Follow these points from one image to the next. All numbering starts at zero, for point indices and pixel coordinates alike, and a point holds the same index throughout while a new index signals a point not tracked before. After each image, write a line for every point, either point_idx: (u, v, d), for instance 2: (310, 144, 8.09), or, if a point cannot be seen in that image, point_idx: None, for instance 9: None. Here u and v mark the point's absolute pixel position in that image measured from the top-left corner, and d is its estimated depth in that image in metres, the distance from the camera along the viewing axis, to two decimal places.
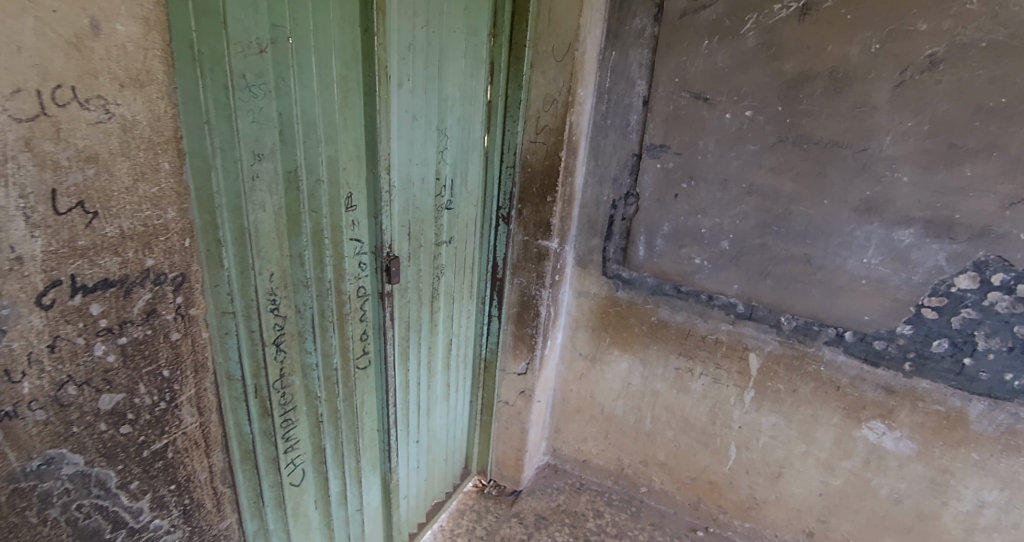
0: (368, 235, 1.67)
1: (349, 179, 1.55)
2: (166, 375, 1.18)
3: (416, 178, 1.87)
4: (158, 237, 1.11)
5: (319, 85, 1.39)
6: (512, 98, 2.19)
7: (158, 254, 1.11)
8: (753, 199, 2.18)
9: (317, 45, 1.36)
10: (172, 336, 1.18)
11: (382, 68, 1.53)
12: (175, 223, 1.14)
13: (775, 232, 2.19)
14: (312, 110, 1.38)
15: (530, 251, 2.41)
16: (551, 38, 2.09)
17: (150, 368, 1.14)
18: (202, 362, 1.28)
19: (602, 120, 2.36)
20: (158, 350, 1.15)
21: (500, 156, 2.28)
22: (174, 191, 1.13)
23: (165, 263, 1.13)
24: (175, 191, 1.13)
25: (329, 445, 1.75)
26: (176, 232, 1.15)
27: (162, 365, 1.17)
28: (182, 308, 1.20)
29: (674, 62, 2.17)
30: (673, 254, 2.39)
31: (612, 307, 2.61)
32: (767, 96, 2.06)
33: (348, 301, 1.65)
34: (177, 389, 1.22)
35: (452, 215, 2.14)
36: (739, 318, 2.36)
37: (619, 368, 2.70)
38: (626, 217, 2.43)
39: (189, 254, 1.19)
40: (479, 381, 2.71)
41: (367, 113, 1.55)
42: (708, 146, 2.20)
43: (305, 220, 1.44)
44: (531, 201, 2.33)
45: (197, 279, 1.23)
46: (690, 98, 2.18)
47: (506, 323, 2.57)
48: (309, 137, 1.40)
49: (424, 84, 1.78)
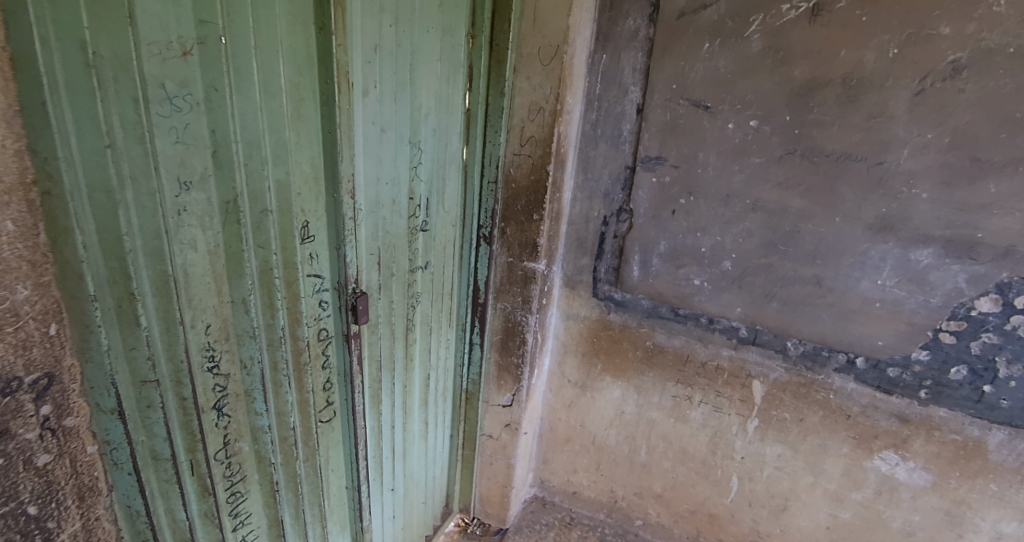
0: (330, 270, 1.42)
1: (306, 206, 1.29)
2: (33, 512, 0.87)
3: (386, 198, 1.62)
4: (6, 329, 0.80)
5: (265, 95, 1.13)
6: (493, 105, 1.96)
7: (6, 353, 0.80)
8: (757, 216, 2.00)
9: (261, 44, 1.10)
10: (40, 460, 0.88)
11: (343, 74, 1.27)
12: (29, 305, 0.85)
13: (781, 252, 2.01)
14: (256, 125, 1.12)
15: (515, 273, 2.18)
16: (537, 39, 1.87)
17: (7, 509, 0.83)
18: (87, 486, 1.00)
19: (592, 130, 2.15)
20: (19, 482, 0.84)
21: (481, 169, 2.05)
22: (26, 260, 0.84)
23: (19, 364, 0.83)
24: (28, 259, 0.85)
25: (288, 515, 1.50)
26: (32, 317, 0.86)
27: (29, 501, 0.86)
28: (52, 420, 0.90)
29: (671, 67, 1.97)
30: (670, 275, 2.20)
31: (604, 331, 2.40)
32: (775, 103, 1.88)
33: (306, 348, 1.40)
34: (52, 526, 0.92)
35: (427, 238, 1.90)
36: (741, 343, 2.18)
37: (611, 396, 2.50)
38: (619, 234, 2.23)
39: (61, 342, 0.92)
40: (460, 414, 2.47)
41: (325, 126, 1.29)
42: (709, 158, 2.01)
43: (249, 259, 1.19)
44: (515, 219, 2.11)
45: (73, 378, 0.95)
46: (689, 106, 1.98)
47: (489, 351, 2.34)
48: (252, 159, 1.13)
49: (393, 91, 1.53)
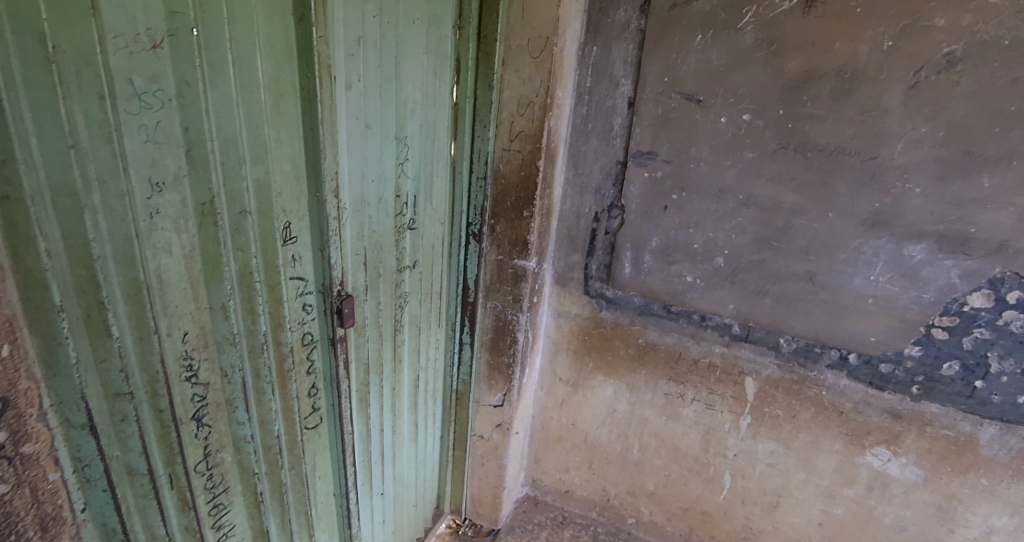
0: (313, 272, 1.36)
1: (287, 206, 1.24)
2: None
3: (371, 197, 1.57)
4: None
5: (241, 91, 1.07)
6: (481, 99, 1.91)
7: None
8: (750, 212, 1.98)
9: (236, 36, 1.04)
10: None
11: (325, 68, 1.21)
12: None
13: (775, 248, 1.99)
14: (232, 122, 1.06)
15: (505, 272, 2.14)
16: (526, 32, 1.82)
17: None
18: (51, 515, 0.94)
19: (582, 125, 2.11)
20: None
21: (469, 165, 2.00)
22: None
23: None
24: None
25: (273, 525, 1.45)
26: None
27: None
28: (12, 446, 0.84)
29: (663, 60, 1.93)
30: (662, 272, 2.17)
31: (596, 329, 2.37)
32: (768, 97, 1.85)
33: (290, 354, 1.34)
34: None
35: (414, 237, 1.85)
36: (734, 340, 2.16)
37: (603, 394, 2.47)
38: (610, 231, 2.20)
39: (17, 362, 0.85)
40: (450, 415, 2.43)
41: (307, 123, 1.23)
42: (702, 153, 1.98)
43: (227, 263, 1.13)
44: (505, 216, 2.06)
45: (31, 402, 0.88)
46: (681, 100, 1.95)
47: (479, 351, 2.30)
48: (228, 158, 1.08)
49: (377, 85, 1.47)
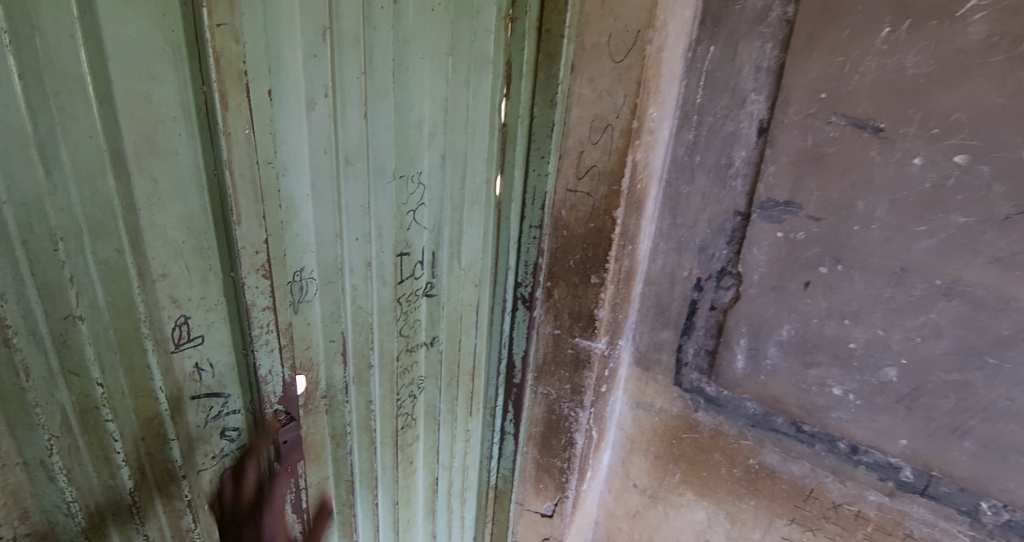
0: (237, 384, 0.92)
1: (179, 294, 0.80)
2: None
3: (355, 263, 1.08)
4: None
5: (58, 117, 0.64)
6: (540, 119, 1.37)
7: None
8: (951, 308, 1.25)
9: (36, 23, 0.60)
10: None
11: (231, 74, 0.75)
12: None
13: (991, 368, 1.24)
14: (33, 173, 0.64)
15: (563, 352, 1.57)
16: (605, 24, 1.24)
17: None
18: None
19: (688, 156, 1.49)
20: None
21: (521, 209, 1.47)
22: None
23: None
24: None
25: None
26: None
27: None
28: None
29: (820, 66, 1.26)
30: (793, 375, 1.48)
31: (688, 434, 1.73)
32: (1004, 129, 1.11)
33: (192, 509, 0.91)
34: None
35: (433, 307, 1.35)
36: (900, 489, 1.43)
37: (693, 518, 1.80)
38: (718, 306, 1.54)
39: None
40: (485, 515, 1.91)
41: (209, 164, 0.78)
42: (875, 210, 1.27)
43: (45, 397, 0.71)
44: (565, 279, 1.50)
45: None
46: (847, 127, 1.26)
47: (526, 445, 1.76)
48: (31, 232, 0.65)
49: (361, 102, 0.98)
